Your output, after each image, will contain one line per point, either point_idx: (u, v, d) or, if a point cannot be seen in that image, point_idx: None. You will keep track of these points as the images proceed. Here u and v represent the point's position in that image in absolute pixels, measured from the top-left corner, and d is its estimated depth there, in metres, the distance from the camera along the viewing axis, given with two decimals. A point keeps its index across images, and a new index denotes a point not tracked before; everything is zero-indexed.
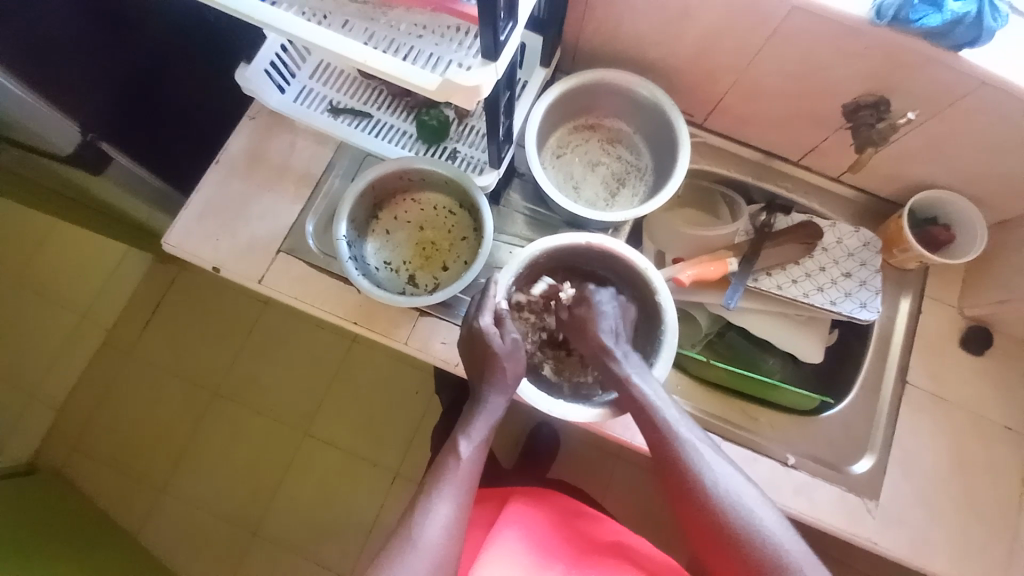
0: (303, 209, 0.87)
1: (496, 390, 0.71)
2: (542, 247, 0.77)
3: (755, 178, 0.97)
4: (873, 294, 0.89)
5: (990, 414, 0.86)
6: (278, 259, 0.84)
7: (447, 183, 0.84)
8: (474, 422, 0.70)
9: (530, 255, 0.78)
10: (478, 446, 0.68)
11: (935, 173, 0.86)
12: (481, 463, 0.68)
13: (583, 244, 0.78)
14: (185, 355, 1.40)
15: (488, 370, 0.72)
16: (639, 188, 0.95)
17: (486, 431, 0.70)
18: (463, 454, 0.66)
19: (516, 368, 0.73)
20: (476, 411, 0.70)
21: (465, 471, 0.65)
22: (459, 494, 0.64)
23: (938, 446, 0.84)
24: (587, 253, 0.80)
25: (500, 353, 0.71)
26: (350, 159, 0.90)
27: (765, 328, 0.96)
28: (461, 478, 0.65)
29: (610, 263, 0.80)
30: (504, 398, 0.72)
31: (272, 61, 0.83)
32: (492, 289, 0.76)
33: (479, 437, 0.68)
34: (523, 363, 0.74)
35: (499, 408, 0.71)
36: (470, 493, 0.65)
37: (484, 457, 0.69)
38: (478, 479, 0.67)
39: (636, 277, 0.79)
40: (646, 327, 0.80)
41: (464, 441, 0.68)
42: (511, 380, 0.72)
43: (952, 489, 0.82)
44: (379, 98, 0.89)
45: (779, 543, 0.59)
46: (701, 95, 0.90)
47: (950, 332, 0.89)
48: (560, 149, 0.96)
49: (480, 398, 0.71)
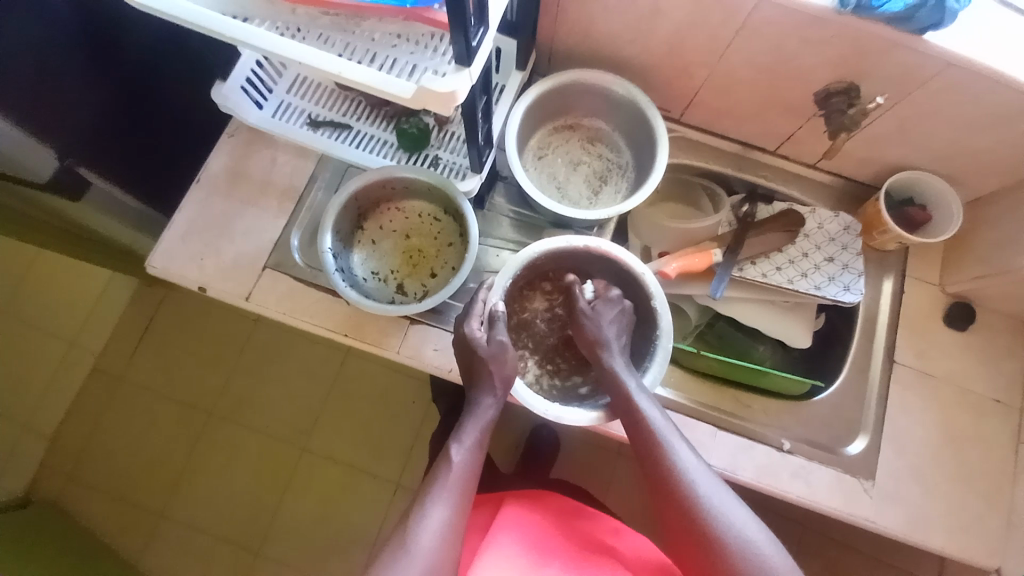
0: (287, 223, 0.87)
1: (487, 392, 0.71)
2: (541, 249, 0.78)
3: (734, 169, 0.98)
4: (856, 277, 0.91)
5: (977, 387, 0.87)
6: (265, 275, 0.84)
7: (430, 190, 0.85)
8: (466, 426, 0.70)
9: (525, 258, 0.78)
10: (470, 450, 0.68)
11: (909, 155, 0.88)
12: (474, 468, 0.67)
13: (583, 248, 0.79)
14: (176, 377, 1.39)
15: (476, 373, 0.72)
16: (622, 184, 0.96)
17: (478, 435, 0.70)
18: (454, 458, 0.67)
19: (502, 370, 0.72)
20: (467, 414, 0.71)
21: (457, 476, 0.65)
22: (454, 499, 0.63)
23: (929, 422, 0.85)
24: (584, 257, 0.81)
25: (484, 356, 0.72)
26: (332, 171, 0.90)
27: (752, 316, 0.96)
28: (454, 483, 0.65)
29: (605, 266, 0.81)
30: (494, 400, 0.72)
31: (249, 78, 0.83)
32: (482, 294, 0.77)
33: (471, 442, 0.69)
34: (512, 365, 0.73)
35: (490, 409, 0.71)
36: (467, 497, 0.65)
37: (478, 459, 0.68)
38: (472, 482, 0.67)
39: (633, 282, 0.80)
40: (642, 327, 0.81)
41: (455, 446, 0.68)
42: (500, 383, 0.72)
43: (945, 463, 0.84)
44: (359, 108, 0.89)
45: (764, 556, 0.58)
46: (675, 91, 0.91)
47: (934, 309, 0.91)
48: (541, 148, 0.97)
49: (472, 401, 0.72)
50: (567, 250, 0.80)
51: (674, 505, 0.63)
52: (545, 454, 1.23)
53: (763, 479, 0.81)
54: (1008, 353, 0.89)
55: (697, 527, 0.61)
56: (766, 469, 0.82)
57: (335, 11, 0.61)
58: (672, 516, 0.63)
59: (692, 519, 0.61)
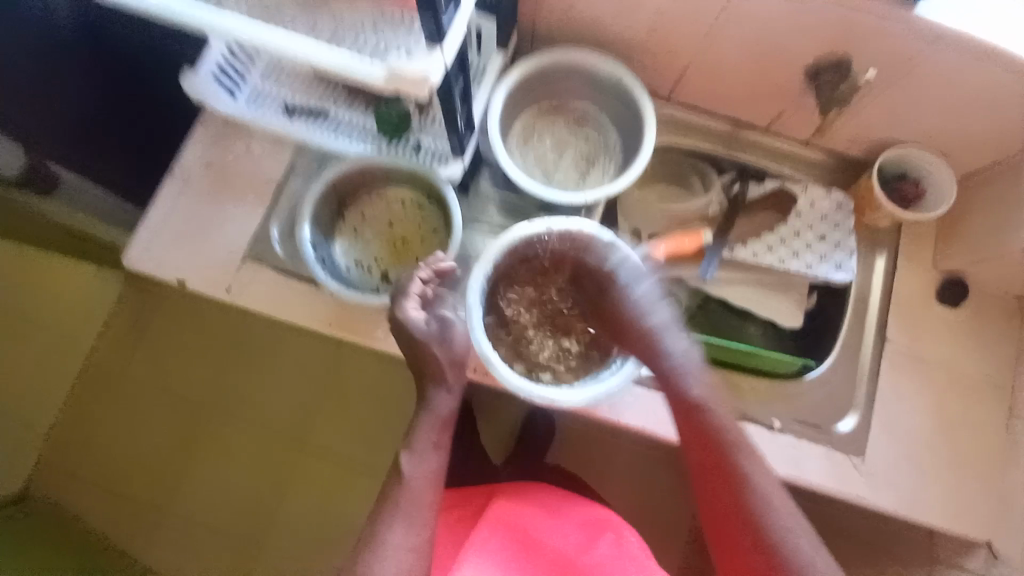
0: (265, 214, 0.85)
1: (440, 386, 0.73)
2: (519, 234, 0.77)
3: (726, 148, 0.96)
4: (848, 255, 0.89)
5: (967, 365, 0.87)
6: (245, 268, 0.82)
7: (411, 177, 0.82)
8: (418, 429, 0.72)
9: (506, 244, 0.77)
10: (423, 457, 0.70)
11: (902, 130, 0.86)
12: (432, 473, 0.70)
13: (561, 232, 0.78)
14: (167, 372, 1.38)
15: (424, 366, 0.73)
16: (609, 167, 0.94)
17: (433, 435, 0.72)
18: (407, 468, 0.69)
19: (448, 354, 0.73)
20: (422, 412, 0.73)
21: (414, 488, 0.67)
22: (413, 519, 0.65)
23: (919, 401, 0.85)
24: (563, 239, 0.79)
25: (425, 340, 0.71)
26: (311, 159, 0.88)
27: (743, 296, 0.95)
28: (411, 499, 0.67)
29: (584, 247, 0.80)
30: (447, 391, 0.74)
31: (219, 67, 0.80)
32: (422, 272, 0.73)
33: (422, 447, 0.71)
34: (460, 347, 0.75)
35: (444, 402, 0.74)
36: (428, 512, 0.67)
37: (433, 465, 0.70)
38: (431, 490, 0.68)
39: (614, 263, 0.79)
40: None
41: (407, 454, 0.70)
42: (450, 372, 0.74)
43: (934, 441, 0.84)
44: (336, 94, 0.86)
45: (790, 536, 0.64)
46: (663, 70, 0.89)
47: (926, 288, 0.90)
48: (525, 130, 0.95)
49: (426, 398, 0.74)
50: (548, 235, 0.78)
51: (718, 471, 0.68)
52: (539, 440, 1.23)
53: None
54: (1000, 330, 0.88)
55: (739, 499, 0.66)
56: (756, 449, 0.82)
57: None
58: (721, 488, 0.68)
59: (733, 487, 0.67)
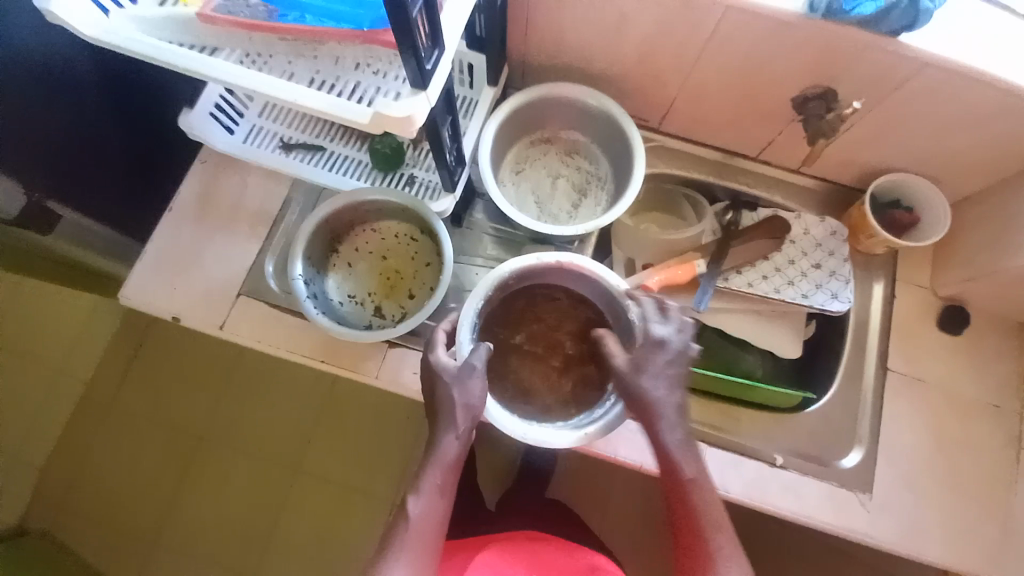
0: (261, 249, 0.86)
1: (450, 430, 0.67)
2: (511, 268, 0.77)
3: (716, 176, 0.96)
4: (844, 284, 0.88)
5: (970, 391, 0.85)
6: (238, 303, 0.82)
7: (404, 211, 0.83)
8: (425, 474, 0.66)
9: (496, 277, 0.78)
10: (429, 499, 0.65)
11: (891, 156, 0.86)
12: (437, 517, 0.64)
13: (554, 264, 0.78)
14: (166, 403, 1.37)
15: (438, 406, 0.68)
16: (601, 197, 0.94)
17: (439, 479, 0.66)
18: (412, 513, 0.64)
19: (466, 398, 0.68)
20: (428, 458, 0.67)
21: (417, 532, 0.63)
22: (413, 564, 0.61)
23: (924, 430, 0.83)
24: (554, 272, 0.79)
25: (449, 381, 0.68)
26: (306, 193, 0.89)
27: (739, 325, 0.94)
28: (414, 542, 0.62)
29: (579, 278, 0.80)
30: (458, 437, 0.67)
31: (217, 104, 0.82)
32: (444, 324, 0.74)
33: (428, 491, 0.65)
34: (478, 392, 0.68)
35: (451, 447, 0.67)
36: (430, 558, 0.63)
37: (438, 508, 0.65)
38: (435, 534, 0.64)
39: (607, 293, 0.79)
40: (622, 342, 0.78)
41: (413, 497, 0.65)
42: (463, 419, 0.67)
43: (941, 472, 0.81)
44: (332, 130, 0.88)
45: None
46: (652, 101, 0.90)
47: (925, 313, 0.88)
48: (517, 163, 0.96)
49: (434, 442, 0.67)
50: (540, 267, 0.78)
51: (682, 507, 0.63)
52: (537, 473, 1.20)
53: (754, 496, 0.79)
54: (1003, 355, 0.86)
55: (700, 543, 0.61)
56: (757, 485, 0.79)
57: (297, 38, 0.60)
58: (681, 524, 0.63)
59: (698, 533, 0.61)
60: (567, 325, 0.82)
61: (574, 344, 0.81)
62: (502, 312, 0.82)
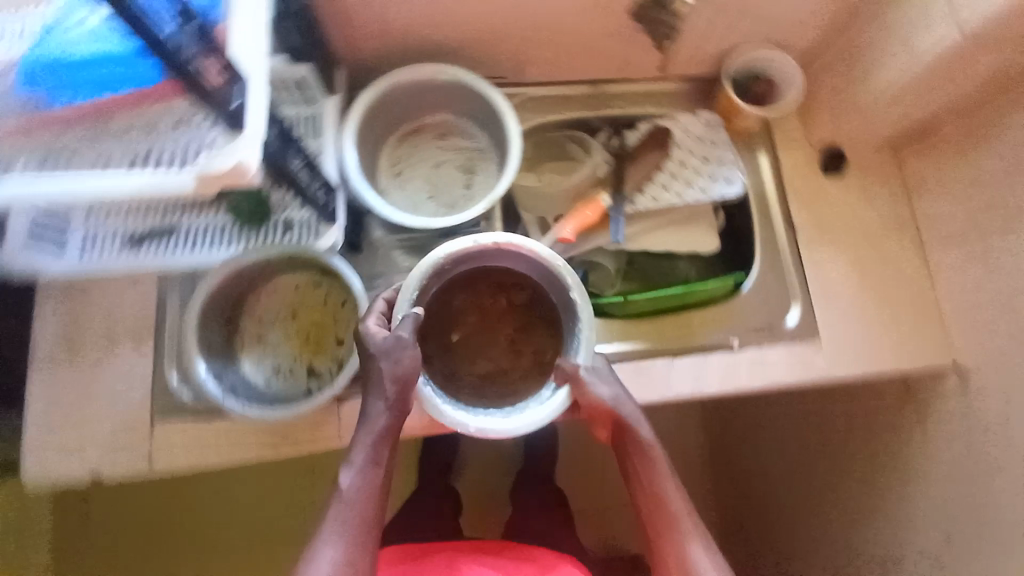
0: (157, 361, 0.75)
1: (377, 396, 0.67)
2: (441, 253, 0.72)
3: (591, 110, 0.96)
4: (733, 167, 0.92)
5: (873, 222, 0.91)
6: (160, 430, 0.73)
7: (293, 260, 0.76)
8: (355, 445, 0.68)
9: (432, 262, 0.72)
10: (362, 471, 0.67)
11: (734, 34, 0.89)
12: (372, 487, 0.68)
13: (488, 246, 0.73)
14: (140, 551, 1.23)
15: (367, 368, 0.68)
16: (489, 168, 0.91)
17: (370, 451, 0.68)
18: (345, 482, 0.67)
19: (393, 368, 0.67)
20: (358, 424, 0.68)
21: (352, 501, 0.66)
22: (346, 535, 0.65)
23: (847, 271, 0.89)
24: (489, 255, 0.75)
25: (376, 351, 0.67)
26: (181, 282, 0.78)
27: (661, 240, 0.95)
28: (350, 513, 0.66)
29: (514, 259, 0.76)
30: (385, 407, 0.68)
31: (31, 229, 0.69)
32: (384, 292, 0.72)
33: (360, 461, 0.67)
34: (410, 364, 0.67)
35: (380, 415, 0.68)
36: (366, 531, 0.66)
37: (373, 480, 0.68)
38: (372, 503, 0.67)
39: (549, 272, 0.75)
40: (567, 325, 0.75)
41: (346, 468, 0.67)
42: (390, 385, 0.67)
43: (872, 302, 0.87)
44: (179, 205, 0.77)
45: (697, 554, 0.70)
46: (501, 56, 0.87)
47: (812, 166, 0.93)
48: (394, 163, 0.90)
49: (363, 406, 0.68)
50: (475, 249, 0.73)
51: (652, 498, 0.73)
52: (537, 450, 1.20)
53: (729, 384, 0.83)
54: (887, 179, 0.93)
55: (659, 520, 0.72)
56: (728, 374, 0.84)
57: (77, 123, 0.51)
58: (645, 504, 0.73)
59: (660, 514, 0.72)
60: (506, 304, 0.79)
61: (518, 320, 0.79)
62: (441, 299, 0.78)
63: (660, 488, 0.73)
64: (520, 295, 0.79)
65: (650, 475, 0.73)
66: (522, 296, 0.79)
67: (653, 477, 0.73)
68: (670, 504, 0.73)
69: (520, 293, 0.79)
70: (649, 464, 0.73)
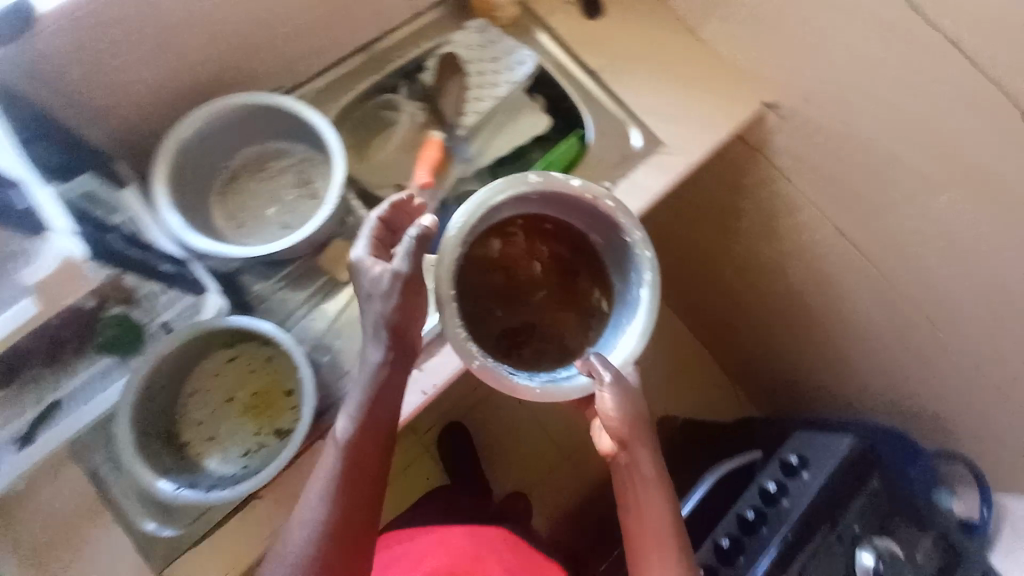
0: (126, 522, 0.70)
1: (374, 340, 0.66)
2: (495, 193, 0.71)
3: (371, 74, 0.92)
4: (518, 48, 0.92)
5: (661, 33, 0.92)
6: (171, 573, 0.70)
7: (192, 348, 0.71)
8: (353, 390, 0.66)
9: (477, 205, 0.71)
10: (358, 419, 0.64)
11: None
12: (367, 449, 0.64)
13: (527, 188, 0.72)
14: None
15: (358, 293, 0.68)
16: (323, 166, 0.85)
17: (365, 395, 0.65)
18: (339, 427, 0.65)
19: (382, 313, 0.65)
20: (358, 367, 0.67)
21: (341, 443, 0.64)
22: (333, 495, 0.62)
23: (663, 86, 0.90)
24: (538, 199, 0.76)
25: (364, 287, 0.66)
26: (100, 444, 0.71)
27: (504, 143, 0.91)
28: (337, 465, 0.63)
29: (568, 211, 0.77)
30: (381, 352, 0.66)
31: None
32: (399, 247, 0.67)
33: (356, 408, 0.65)
34: (388, 309, 0.65)
35: (374, 360, 0.66)
36: (353, 496, 0.63)
37: (372, 438, 0.64)
38: (364, 467, 0.63)
39: (597, 214, 0.75)
40: (618, 280, 0.78)
41: (342, 414, 0.65)
42: (377, 330, 0.66)
43: (696, 98, 0.89)
44: (38, 379, 0.68)
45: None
46: (237, 67, 0.82)
47: (581, 16, 0.94)
48: (228, 216, 0.83)
49: (363, 350, 0.67)
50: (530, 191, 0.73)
51: (649, 514, 0.69)
52: None
53: None
54: None
55: (652, 534, 0.68)
56: None
57: None
58: (639, 519, 0.69)
59: (653, 531, 0.68)
60: (556, 262, 0.79)
61: (571, 270, 0.80)
62: (472, 261, 0.75)
63: (661, 498, 0.69)
64: (566, 251, 0.80)
65: (647, 491, 0.69)
66: (581, 261, 0.80)
67: (648, 494, 0.69)
68: (667, 522, 0.68)
69: (593, 254, 0.79)
70: (646, 475, 0.69)
